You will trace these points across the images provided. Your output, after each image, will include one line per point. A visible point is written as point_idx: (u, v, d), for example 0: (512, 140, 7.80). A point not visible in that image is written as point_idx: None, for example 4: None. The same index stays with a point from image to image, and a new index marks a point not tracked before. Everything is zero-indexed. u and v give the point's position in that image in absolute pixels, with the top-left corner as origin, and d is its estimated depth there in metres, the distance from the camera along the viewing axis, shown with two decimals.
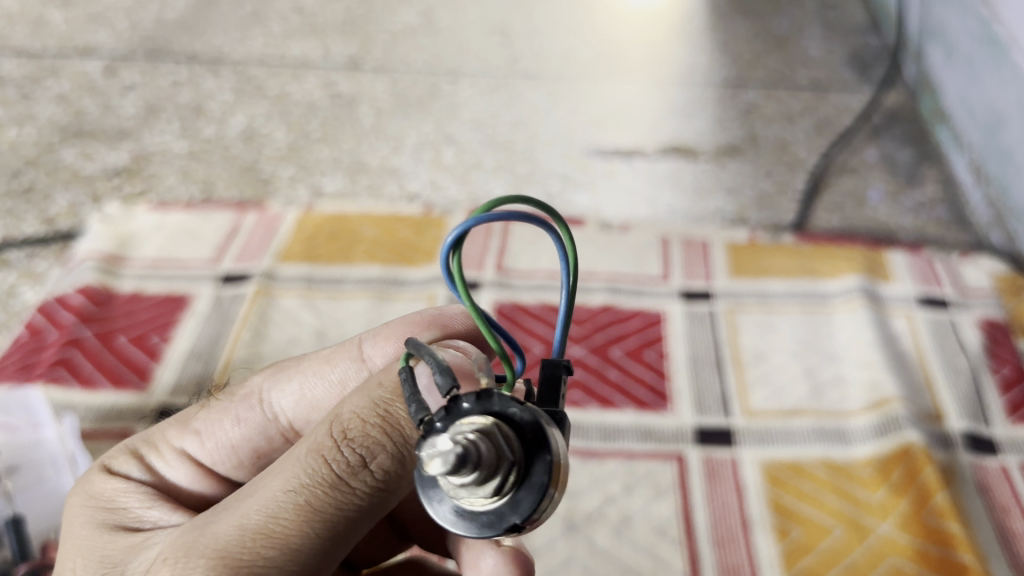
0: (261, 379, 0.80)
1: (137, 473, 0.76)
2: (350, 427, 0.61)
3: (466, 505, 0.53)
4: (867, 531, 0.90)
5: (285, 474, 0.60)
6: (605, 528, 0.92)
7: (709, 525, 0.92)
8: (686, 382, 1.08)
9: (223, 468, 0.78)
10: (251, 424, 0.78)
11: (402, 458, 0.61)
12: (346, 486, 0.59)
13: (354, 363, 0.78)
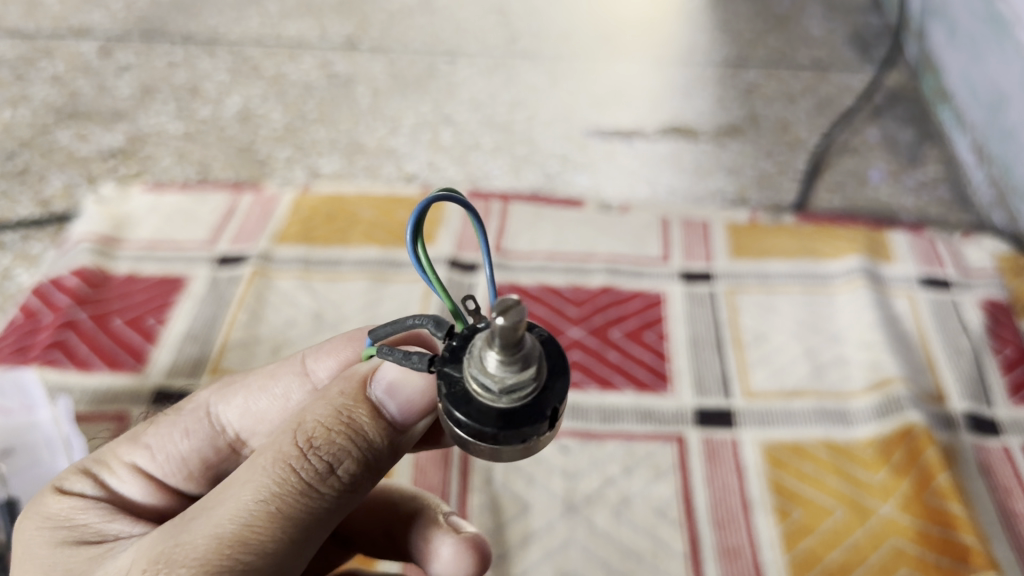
0: (208, 395, 0.80)
1: (90, 489, 0.74)
2: (314, 434, 0.62)
3: (505, 408, 0.55)
4: (868, 513, 0.90)
5: (254, 483, 0.60)
6: (604, 510, 0.91)
7: (709, 507, 0.92)
8: (685, 363, 1.07)
9: (175, 482, 0.77)
10: (200, 436, 0.78)
11: (365, 462, 0.63)
12: (316, 491, 0.60)
13: (297, 378, 0.77)
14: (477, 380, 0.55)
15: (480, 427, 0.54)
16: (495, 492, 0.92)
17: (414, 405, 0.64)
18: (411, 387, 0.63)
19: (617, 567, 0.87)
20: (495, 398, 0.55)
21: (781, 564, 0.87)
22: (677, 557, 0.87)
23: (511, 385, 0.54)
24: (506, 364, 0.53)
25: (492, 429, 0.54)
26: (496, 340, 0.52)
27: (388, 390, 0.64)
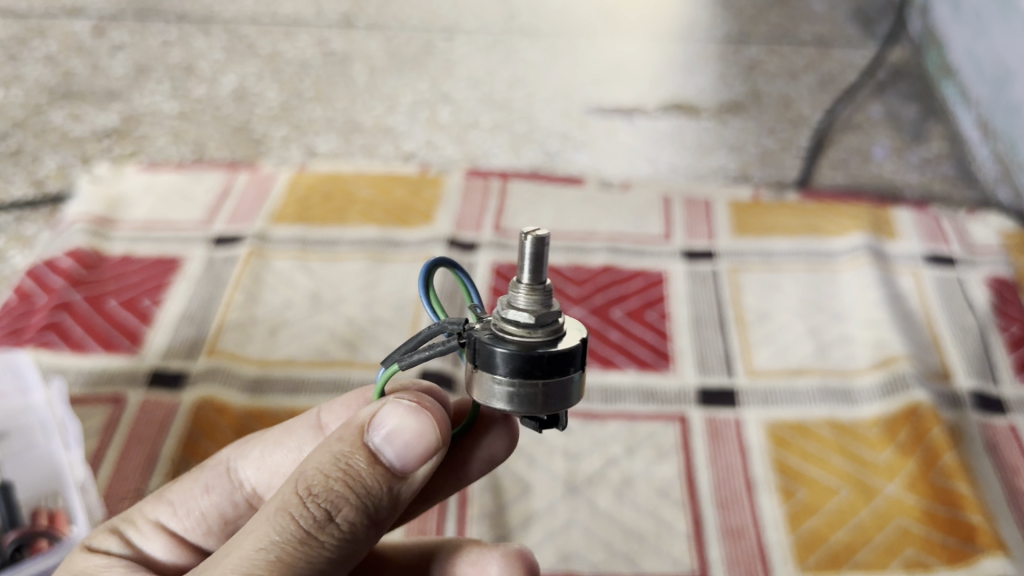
0: (229, 451, 0.78)
1: (116, 546, 0.73)
2: (312, 480, 0.56)
3: (543, 340, 0.54)
4: (875, 492, 0.88)
5: (254, 534, 0.55)
6: (606, 491, 0.89)
7: (712, 486, 0.90)
8: (688, 342, 1.06)
9: (194, 537, 0.76)
10: (223, 492, 0.77)
11: (367, 509, 0.56)
12: (314, 541, 0.55)
13: (312, 433, 0.77)
14: (511, 323, 0.54)
15: (525, 358, 0.53)
16: (495, 475, 0.91)
17: (412, 449, 0.56)
18: (406, 432, 0.56)
19: (620, 548, 0.84)
20: (530, 333, 0.54)
21: (787, 544, 0.84)
22: (680, 537, 0.85)
23: (544, 314, 0.54)
24: (537, 294, 0.54)
25: (537, 359, 0.53)
26: (525, 262, 0.54)
27: (385, 434, 0.57)
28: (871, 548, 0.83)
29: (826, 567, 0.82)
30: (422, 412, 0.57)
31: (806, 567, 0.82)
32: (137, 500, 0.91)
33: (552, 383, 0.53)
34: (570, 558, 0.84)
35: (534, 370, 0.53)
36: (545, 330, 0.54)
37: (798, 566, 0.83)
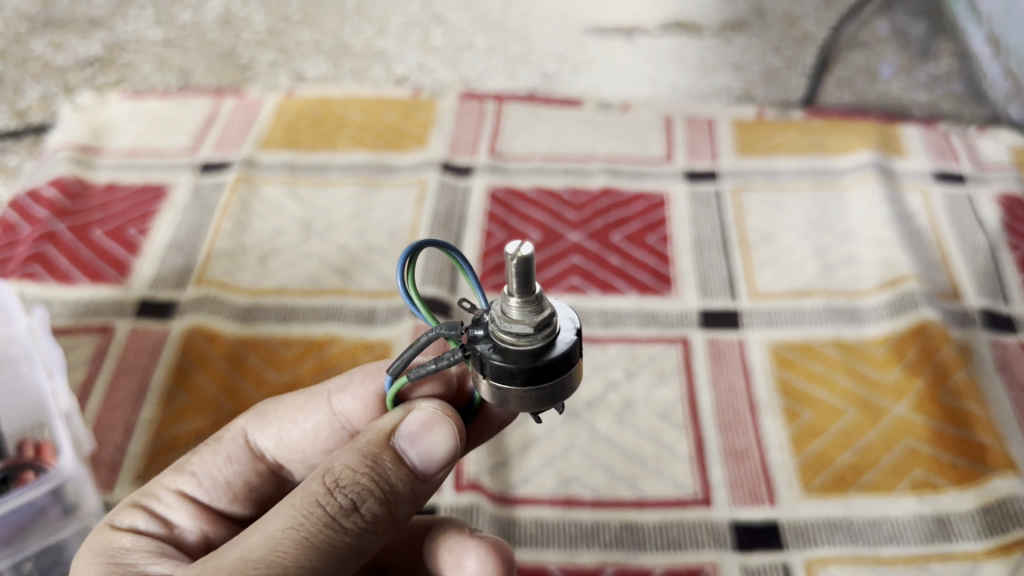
0: (246, 421, 0.74)
1: (143, 520, 0.69)
2: (338, 473, 0.56)
3: (543, 345, 0.51)
4: (882, 414, 0.86)
5: (279, 518, 0.54)
6: (608, 416, 0.87)
7: (715, 407, 0.87)
8: (690, 265, 1.03)
9: (218, 505, 0.74)
10: (247, 461, 0.74)
11: (389, 505, 0.56)
12: (338, 529, 0.54)
13: (324, 412, 0.73)
14: (507, 335, 0.51)
15: (530, 369, 0.51)
16: None
17: (433, 453, 0.58)
18: (431, 440, 0.58)
19: (621, 473, 0.82)
20: (530, 342, 0.51)
21: (792, 466, 0.82)
22: (682, 462, 0.83)
23: (538, 323, 0.50)
24: (529, 306, 0.50)
25: (541, 367, 0.51)
26: (512, 282, 0.49)
27: (407, 437, 0.58)
28: (879, 470, 0.81)
29: (833, 488, 0.80)
30: (447, 422, 0.59)
31: (812, 488, 0.80)
32: (130, 431, 0.89)
33: (556, 383, 0.52)
34: (571, 482, 0.82)
35: (540, 377, 0.51)
36: (545, 335, 0.51)
37: (804, 487, 0.80)
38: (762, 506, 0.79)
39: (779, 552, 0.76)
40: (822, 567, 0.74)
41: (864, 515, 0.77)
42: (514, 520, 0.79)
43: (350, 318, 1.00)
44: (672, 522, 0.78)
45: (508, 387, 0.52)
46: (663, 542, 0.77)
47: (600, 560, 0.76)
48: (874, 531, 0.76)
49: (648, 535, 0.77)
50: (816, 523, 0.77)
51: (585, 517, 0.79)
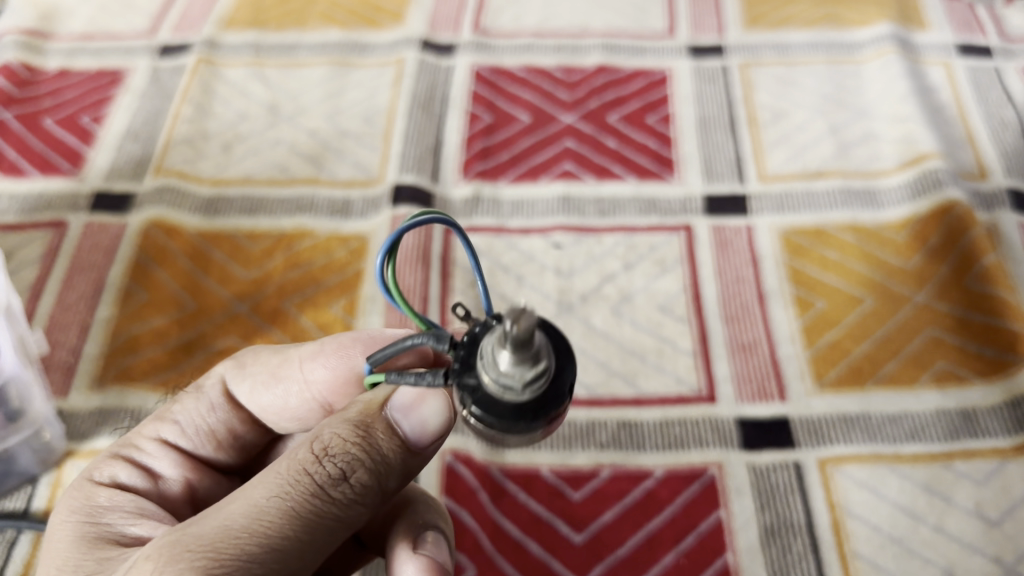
0: (226, 372, 0.65)
1: (126, 472, 0.59)
2: (326, 439, 0.50)
3: (529, 398, 0.43)
4: (903, 303, 0.79)
5: (260, 484, 0.48)
6: (603, 310, 0.80)
7: (720, 297, 0.80)
8: (695, 147, 0.94)
9: (204, 451, 0.64)
10: (231, 409, 0.65)
11: (379, 479, 0.50)
12: (326, 500, 0.48)
13: (296, 382, 0.63)
14: (495, 379, 0.43)
15: (506, 425, 0.43)
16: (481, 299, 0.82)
17: (426, 427, 0.50)
18: (424, 412, 0.50)
19: (618, 370, 0.76)
20: (517, 394, 0.43)
21: (804, 359, 0.75)
22: (685, 357, 0.76)
23: (533, 375, 0.43)
24: (523, 358, 0.42)
25: (523, 423, 0.43)
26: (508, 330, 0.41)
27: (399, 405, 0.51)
28: (898, 362, 0.74)
29: (849, 382, 0.73)
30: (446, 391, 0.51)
31: (826, 383, 0.74)
32: (86, 332, 0.81)
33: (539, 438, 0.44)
34: None
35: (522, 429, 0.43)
36: (535, 388, 0.43)
37: (817, 382, 0.74)
38: (772, 402, 0.73)
39: (789, 451, 0.70)
40: (836, 465, 0.69)
41: (883, 410, 0.71)
42: None
43: (323, 209, 0.90)
44: (673, 420, 0.72)
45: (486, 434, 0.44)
46: (663, 441, 0.71)
47: (595, 461, 0.70)
48: (893, 428, 0.70)
49: (646, 434, 0.71)
50: (830, 420, 0.71)
51: (580, 417, 0.73)
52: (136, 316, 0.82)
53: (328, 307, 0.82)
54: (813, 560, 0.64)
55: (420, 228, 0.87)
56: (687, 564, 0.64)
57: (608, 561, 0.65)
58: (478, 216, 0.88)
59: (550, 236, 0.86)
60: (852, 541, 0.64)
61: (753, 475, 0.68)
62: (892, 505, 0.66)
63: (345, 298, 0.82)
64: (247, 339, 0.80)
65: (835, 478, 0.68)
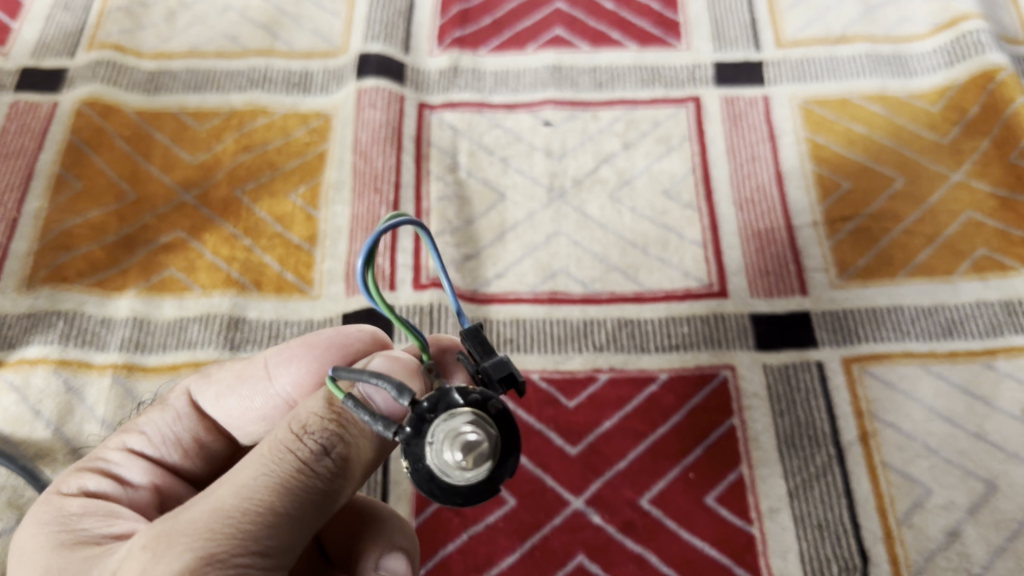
0: (190, 382, 0.51)
1: (95, 480, 0.46)
2: (302, 415, 0.39)
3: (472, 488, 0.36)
4: (939, 182, 0.69)
5: (239, 470, 0.37)
6: (600, 196, 0.70)
7: (734, 179, 0.70)
8: (704, 7, 0.82)
9: (177, 461, 0.49)
10: (198, 416, 0.50)
11: (366, 447, 0.39)
12: (310, 480, 0.37)
13: (260, 384, 0.49)
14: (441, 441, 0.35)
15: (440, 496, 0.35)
16: (461, 185, 0.72)
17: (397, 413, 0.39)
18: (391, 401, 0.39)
19: (616, 264, 0.67)
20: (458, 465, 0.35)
21: (828, 247, 0.66)
22: (693, 247, 0.67)
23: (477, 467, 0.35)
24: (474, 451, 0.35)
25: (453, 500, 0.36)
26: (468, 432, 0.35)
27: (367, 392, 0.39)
28: (933, 249, 0.66)
29: (877, 272, 0.65)
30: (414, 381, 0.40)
31: (852, 274, 0.65)
32: (14, 228, 0.71)
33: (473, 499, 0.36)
34: (556, 275, 0.67)
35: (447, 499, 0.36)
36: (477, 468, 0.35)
37: (842, 272, 0.65)
38: (792, 296, 0.64)
39: (810, 350, 0.62)
40: (863, 364, 0.61)
41: (915, 303, 0.63)
42: (486, 320, 0.65)
43: (278, 84, 0.79)
44: (678, 317, 0.64)
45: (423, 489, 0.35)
46: (667, 342, 0.63)
47: (591, 365, 0.62)
48: (927, 322, 0.62)
49: (647, 333, 0.63)
50: (855, 314, 0.63)
51: (573, 316, 0.64)
52: (71, 210, 0.72)
53: (286, 194, 0.72)
54: (838, 471, 0.56)
55: (390, 105, 0.76)
56: (696, 479, 0.57)
57: (607, 475, 0.57)
58: (457, 90, 0.77)
59: (539, 113, 0.75)
60: (884, 451, 0.57)
61: (769, 377, 0.60)
62: (927, 409, 0.58)
63: (306, 184, 0.72)
64: (194, 231, 0.70)
65: (863, 379, 0.60)
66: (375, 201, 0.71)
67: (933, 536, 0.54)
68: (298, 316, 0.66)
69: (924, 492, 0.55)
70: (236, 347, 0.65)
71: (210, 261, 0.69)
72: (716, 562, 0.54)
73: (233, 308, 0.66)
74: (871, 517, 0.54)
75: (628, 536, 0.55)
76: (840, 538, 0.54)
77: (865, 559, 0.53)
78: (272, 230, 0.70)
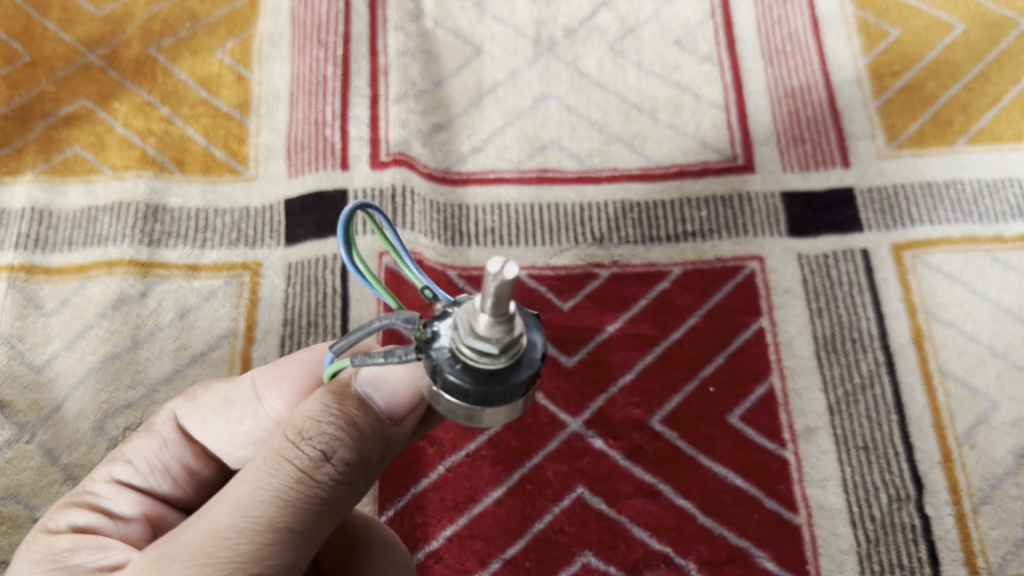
0: (174, 404, 0.39)
1: (82, 515, 0.35)
2: (295, 420, 0.31)
3: (523, 366, 0.26)
4: (1006, 28, 0.57)
5: (224, 490, 0.29)
6: (598, 50, 0.58)
7: (760, 27, 0.58)
8: None
9: (170, 492, 0.37)
10: (187, 443, 0.38)
11: (374, 452, 0.31)
12: (313, 494, 0.29)
13: (250, 406, 0.38)
14: (463, 334, 0.25)
15: (491, 393, 0.26)
16: (428, 39, 0.59)
17: (403, 398, 0.31)
18: (398, 377, 0.31)
19: (618, 133, 0.55)
20: (487, 357, 0.25)
21: (874, 108, 0.55)
22: (712, 110, 0.55)
23: (502, 346, 0.25)
24: (500, 327, 0.24)
25: (507, 397, 0.26)
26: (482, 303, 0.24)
27: (367, 374, 0.32)
28: (999, 110, 0.54)
29: (933, 139, 0.54)
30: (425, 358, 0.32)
31: (903, 141, 0.54)
32: None
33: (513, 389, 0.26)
34: (545, 148, 0.55)
35: (503, 403, 0.26)
36: (507, 355, 0.25)
37: (891, 139, 0.54)
38: (832, 170, 0.53)
39: (854, 235, 0.51)
40: (916, 252, 0.50)
41: (979, 177, 0.52)
42: (462, 205, 0.53)
43: None
44: (693, 199, 0.53)
45: (460, 394, 0.26)
46: (681, 229, 0.52)
47: (588, 259, 0.51)
48: (993, 201, 0.52)
49: (657, 219, 0.52)
50: (907, 190, 0.52)
51: (568, 199, 0.53)
52: None
53: (212, 52, 0.59)
54: (886, 382, 0.47)
55: None
56: (716, 394, 0.47)
57: (610, 392, 0.48)
58: None
59: None
60: (941, 356, 0.47)
61: (804, 270, 0.50)
62: (992, 306, 0.49)
63: (236, 38, 0.59)
64: (102, 98, 0.57)
65: (916, 270, 0.50)
66: (320, 57, 0.58)
67: (1000, 459, 0.45)
68: (231, 203, 0.54)
69: (989, 407, 0.46)
70: (155, 243, 0.53)
71: (122, 137, 0.56)
72: (743, 493, 0.45)
73: (151, 195, 0.54)
74: (926, 437, 0.45)
75: (636, 464, 0.46)
76: (889, 462, 0.45)
77: (920, 487, 0.44)
78: (196, 96, 0.57)
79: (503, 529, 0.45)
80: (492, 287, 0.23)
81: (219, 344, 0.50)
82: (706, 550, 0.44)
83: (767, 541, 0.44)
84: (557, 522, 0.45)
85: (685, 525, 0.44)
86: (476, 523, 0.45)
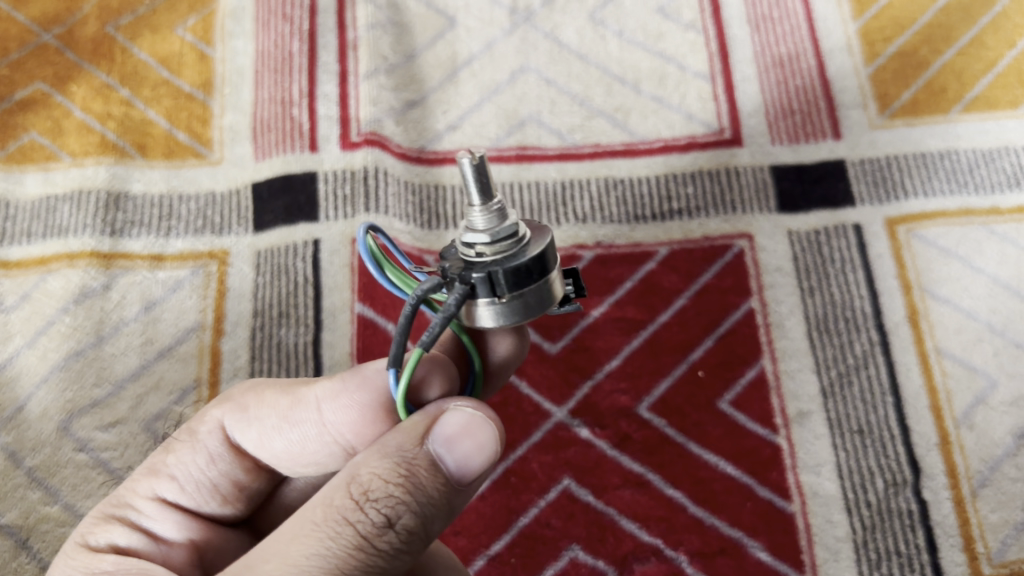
0: (223, 412, 0.37)
1: (123, 535, 0.35)
2: (362, 470, 0.28)
3: (536, 241, 0.28)
4: None
5: (279, 542, 0.28)
6: (577, 19, 0.55)
7: None
8: None
9: (216, 511, 0.37)
10: (239, 457, 0.37)
11: (441, 517, 0.29)
12: (371, 563, 0.27)
13: (312, 428, 0.35)
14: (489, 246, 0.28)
15: (539, 267, 0.28)
16: (398, 9, 0.56)
17: (478, 462, 0.29)
18: (475, 441, 0.29)
19: (600, 107, 0.53)
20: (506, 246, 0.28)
21: (864, 76, 0.53)
22: (697, 80, 0.53)
23: (506, 227, 0.28)
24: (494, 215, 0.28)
25: (548, 268, 0.28)
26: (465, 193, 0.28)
27: (442, 432, 0.29)
28: (994, 76, 0.52)
29: (926, 108, 0.52)
30: (497, 417, 0.30)
31: (895, 111, 0.52)
32: None
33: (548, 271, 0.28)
34: (524, 124, 0.53)
35: (548, 276, 0.28)
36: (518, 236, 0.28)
37: (884, 109, 0.52)
38: (823, 141, 0.51)
39: (845, 210, 0.49)
40: (910, 227, 0.49)
41: (974, 146, 0.50)
42: (438, 185, 0.51)
43: None
44: (679, 175, 0.51)
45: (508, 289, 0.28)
46: (667, 207, 0.50)
47: (572, 241, 0.49)
48: (989, 171, 0.50)
49: (642, 197, 0.50)
50: (900, 162, 0.50)
51: (548, 177, 0.51)
52: None
53: (172, 29, 0.56)
54: (881, 362, 0.45)
55: None
56: (706, 378, 0.46)
57: (595, 379, 0.46)
58: None
59: None
60: (937, 334, 0.46)
61: (795, 248, 0.48)
62: (990, 281, 0.47)
63: (197, 14, 0.56)
64: (59, 81, 0.54)
65: (910, 245, 0.48)
66: (285, 32, 0.55)
67: (999, 440, 0.43)
68: (195, 189, 0.52)
69: (988, 386, 0.44)
70: (118, 233, 0.50)
71: (80, 122, 0.53)
72: (734, 480, 0.43)
73: (112, 182, 0.52)
74: (923, 419, 0.44)
75: (624, 454, 0.44)
76: (885, 446, 0.43)
77: (917, 471, 0.43)
78: (156, 76, 0.54)
79: (487, 525, 0.43)
80: (471, 169, 0.27)
81: (186, 338, 0.48)
82: (698, 542, 0.42)
83: (760, 531, 0.42)
84: (543, 515, 0.43)
85: (676, 516, 0.43)
86: (460, 519, 0.43)
